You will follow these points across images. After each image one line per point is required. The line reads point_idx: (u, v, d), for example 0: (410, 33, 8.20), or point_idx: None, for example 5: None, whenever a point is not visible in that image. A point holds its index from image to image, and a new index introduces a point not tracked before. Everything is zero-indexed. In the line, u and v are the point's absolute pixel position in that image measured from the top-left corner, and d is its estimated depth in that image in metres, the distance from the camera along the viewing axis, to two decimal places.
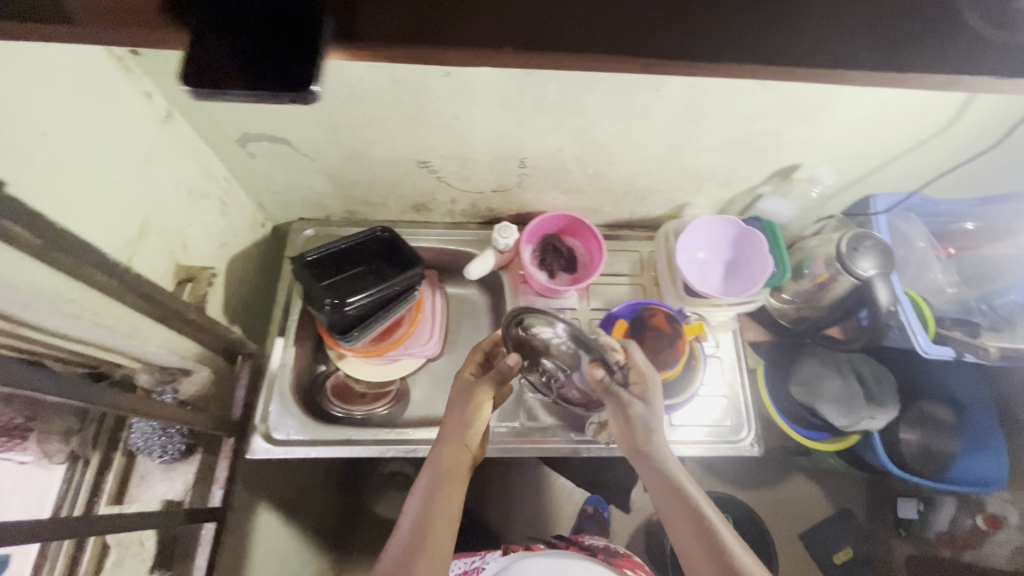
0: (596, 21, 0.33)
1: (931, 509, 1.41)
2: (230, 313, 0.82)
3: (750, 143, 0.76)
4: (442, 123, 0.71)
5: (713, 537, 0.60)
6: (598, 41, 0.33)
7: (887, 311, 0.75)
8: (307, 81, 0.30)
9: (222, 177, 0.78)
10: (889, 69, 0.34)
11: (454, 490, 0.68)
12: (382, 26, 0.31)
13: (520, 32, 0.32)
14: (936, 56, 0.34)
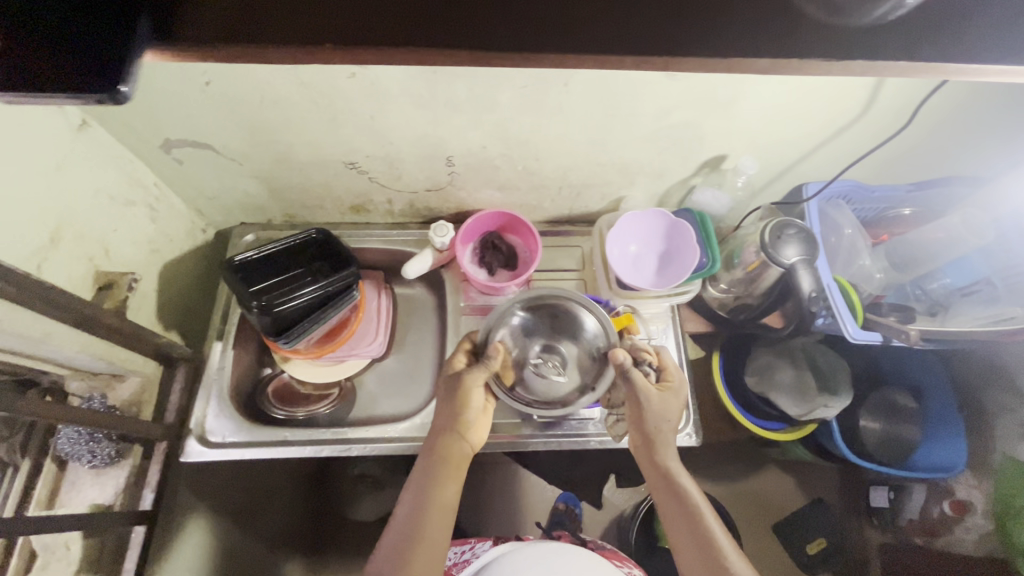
0: (414, 16, 0.33)
1: (901, 496, 1.34)
2: (166, 319, 0.83)
3: (671, 136, 0.77)
4: (359, 124, 0.72)
5: (708, 542, 0.64)
6: (427, 34, 0.33)
7: (810, 298, 0.76)
8: (120, 81, 0.30)
9: (152, 184, 0.79)
10: (711, 56, 0.35)
11: (448, 480, 0.69)
12: (199, 30, 0.32)
13: (339, 28, 0.33)
14: (753, 44, 0.35)
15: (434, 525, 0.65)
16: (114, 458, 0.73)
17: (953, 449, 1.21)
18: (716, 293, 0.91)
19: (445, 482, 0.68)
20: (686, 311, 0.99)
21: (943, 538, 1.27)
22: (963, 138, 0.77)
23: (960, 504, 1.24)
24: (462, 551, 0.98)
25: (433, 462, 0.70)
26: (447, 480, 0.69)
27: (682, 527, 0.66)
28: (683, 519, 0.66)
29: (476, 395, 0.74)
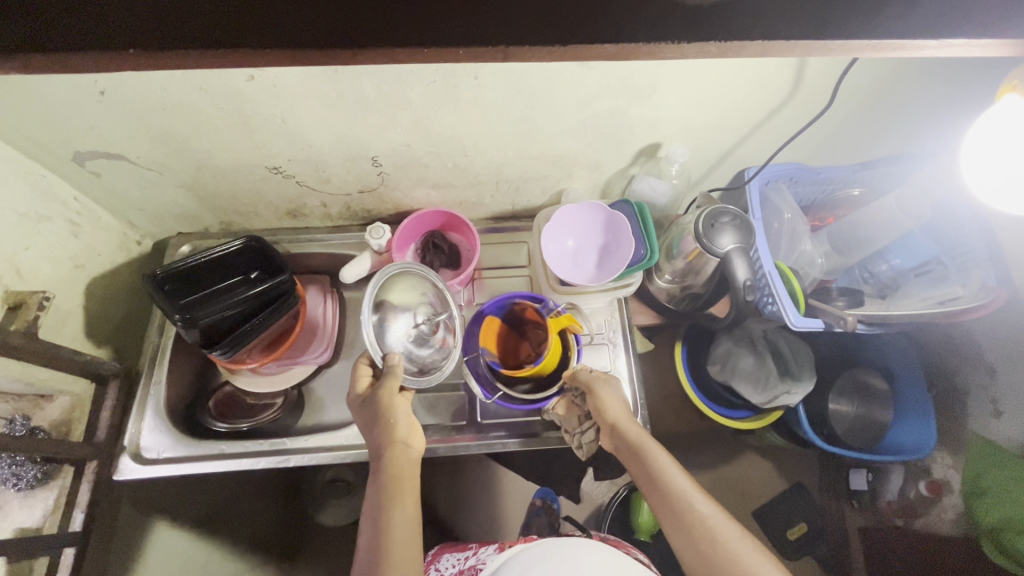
0: (271, 17, 0.35)
1: (880, 479, 1.31)
2: (95, 334, 0.82)
3: (598, 125, 0.75)
4: (273, 128, 0.70)
5: (676, 496, 0.63)
6: (276, 33, 0.36)
7: (746, 286, 0.74)
8: None
9: (71, 198, 0.77)
10: (564, 47, 0.37)
11: (406, 489, 0.64)
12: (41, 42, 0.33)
13: (204, 30, 0.36)
14: (602, 31, 0.36)
15: (399, 542, 0.59)
16: (41, 479, 0.71)
17: (919, 429, 1.17)
18: (662, 284, 0.89)
19: (396, 500, 0.62)
20: (635, 304, 0.97)
21: (922, 520, 1.23)
22: (900, 117, 0.74)
23: (936, 485, 1.20)
24: (468, 557, 0.95)
25: (381, 483, 0.64)
26: (403, 496, 0.63)
27: (650, 487, 0.65)
28: (649, 480, 0.65)
29: (402, 410, 0.69)
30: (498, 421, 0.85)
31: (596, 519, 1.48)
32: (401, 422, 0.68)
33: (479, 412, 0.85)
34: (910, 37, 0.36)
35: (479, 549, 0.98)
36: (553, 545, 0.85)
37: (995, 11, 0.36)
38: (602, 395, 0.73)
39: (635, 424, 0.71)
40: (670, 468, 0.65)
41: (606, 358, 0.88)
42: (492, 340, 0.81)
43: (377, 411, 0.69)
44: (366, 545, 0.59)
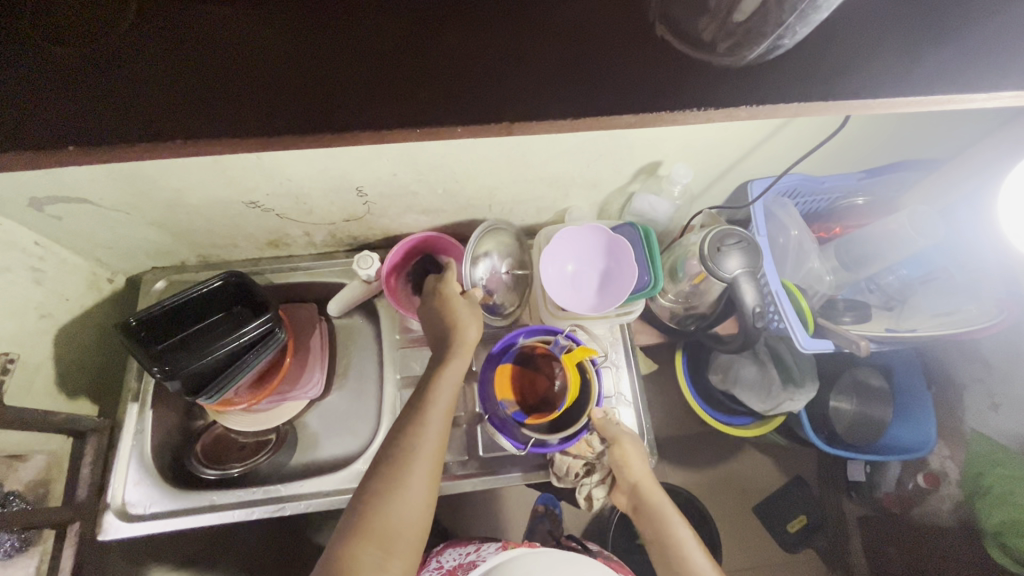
0: (297, 111, 0.36)
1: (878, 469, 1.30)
2: (68, 386, 0.77)
3: (596, 147, 0.71)
4: (248, 165, 0.65)
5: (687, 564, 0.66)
6: (294, 123, 0.36)
7: (754, 311, 0.71)
8: None
9: (33, 244, 0.71)
10: (582, 116, 0.36)
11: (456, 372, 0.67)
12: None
13: (232, 118, 0.36)
14: (616, 103, 0.37)
15: (439, 410, 0.63)
16: (19, 547, 0.66)
17: (919, 428, 1.16)
18: (665, 303, 0.86)
19: (440, 392, 0.65)
20: (637, 322, 0.94)
21: (919, 510, 1.23)
22: (909, 120, 0.72)
23: (934, 476, 1.20)
24: (467, 553, 0.93)
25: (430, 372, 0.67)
26: (446, 389, 0.65)
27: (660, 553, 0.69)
28: (662, 547, 0.69)
29: (471, 317, 0.72)
30: (501, 455, 0.82)
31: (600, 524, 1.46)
32: (467, 331, 0.70)
33: (481, 445, 0.82)
34: (960, 90, 0.37)
35: (480, 546, 0.95)
36: (554, 557, 0.80)
37: (1001, 78, 0.37)
38: (627, 454, 0.74)
39: (656, 488, 0.74)
40: (684, 535, 0.69)
41: (611, 381, 0.85)
42: (506, 389, 0.77)
43: (455, 311, 0.72)
44: (400, 426, 0.63)
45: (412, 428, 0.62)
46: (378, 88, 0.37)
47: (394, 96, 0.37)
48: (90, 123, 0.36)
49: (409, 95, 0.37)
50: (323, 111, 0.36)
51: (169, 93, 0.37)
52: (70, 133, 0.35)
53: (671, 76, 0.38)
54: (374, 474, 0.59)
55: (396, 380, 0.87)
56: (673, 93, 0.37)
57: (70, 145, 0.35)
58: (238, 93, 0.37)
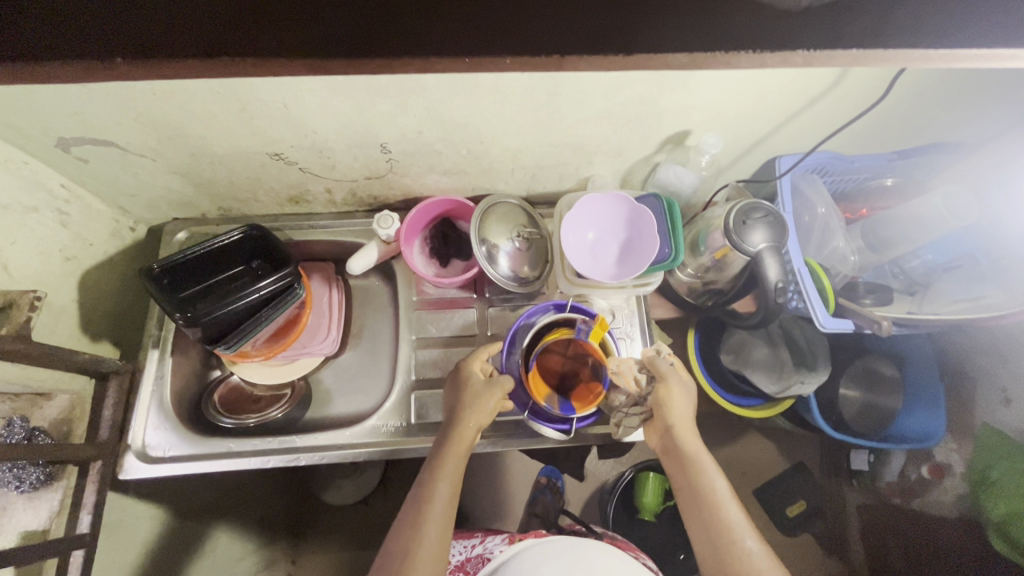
0: (348, 38, 0.36)
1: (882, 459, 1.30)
2: (92, 329, 0.78)
3: (625, 112, 0.70)
4: (273, 113, 0.64)
5: (715, 514, 0.64)
6: (343, 49, 0.36)
7: (777, 288, 0.70)
8: None
9: (58, 186, 0.72)
10: (633, 55, 0.36)
11: (460, 466, 0.68)
12: None
13: (278, 41, 0.36)
14: (666, 43, 0.36)
15: (440, 507, 0.64)
16: (44, 481, 0.68)
17: (931, 418, 1.15)
18: (684, 277, 0.86)
19: (443, 481, 0.66)
20: (653, 296, 0.93)
21: (920, 500, 1.23)
22: (951, 101, 0.70)
23: (938, 468, 1.18)
24: (473, 546, 0.96)
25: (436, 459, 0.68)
26: (447, 477, 0.66)
27: (689, 504, 0.66)
28: (691, 496, 0.66)
29: (486, 403, 0.70)
30: (511, 419, 0.83)
31: (600, 497, 1.48)
32: (478, 415, 0.70)
33: None
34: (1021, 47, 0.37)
35: (485, 538, 0.98)
36: (559, 545, 0.82)
37: None
38: (672, 393, 0.70)
39: (692, 434, 0.69)
40: (718, 488, 0.65)
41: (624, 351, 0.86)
42: (543, 387, 0.74)
43: (469, 392, 0.72)
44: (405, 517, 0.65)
45: (414, 526, 0.63)
46: (427, 16, 0.36)
47: (444, 27, 0.36)
48: (133, 40, 0.36)
49: (460, 26, 0.37)
50: (375, 38, 0.36)
51: (210, 14, 0.36)
52: (112, 51, 0.35)
53: (724, 17, 0.37)
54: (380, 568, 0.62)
55: (410, 341, 0.87)
56: (719, 38, 0.37)
57: (117, 60, 0.35)
58: (283, 15, 0.36)
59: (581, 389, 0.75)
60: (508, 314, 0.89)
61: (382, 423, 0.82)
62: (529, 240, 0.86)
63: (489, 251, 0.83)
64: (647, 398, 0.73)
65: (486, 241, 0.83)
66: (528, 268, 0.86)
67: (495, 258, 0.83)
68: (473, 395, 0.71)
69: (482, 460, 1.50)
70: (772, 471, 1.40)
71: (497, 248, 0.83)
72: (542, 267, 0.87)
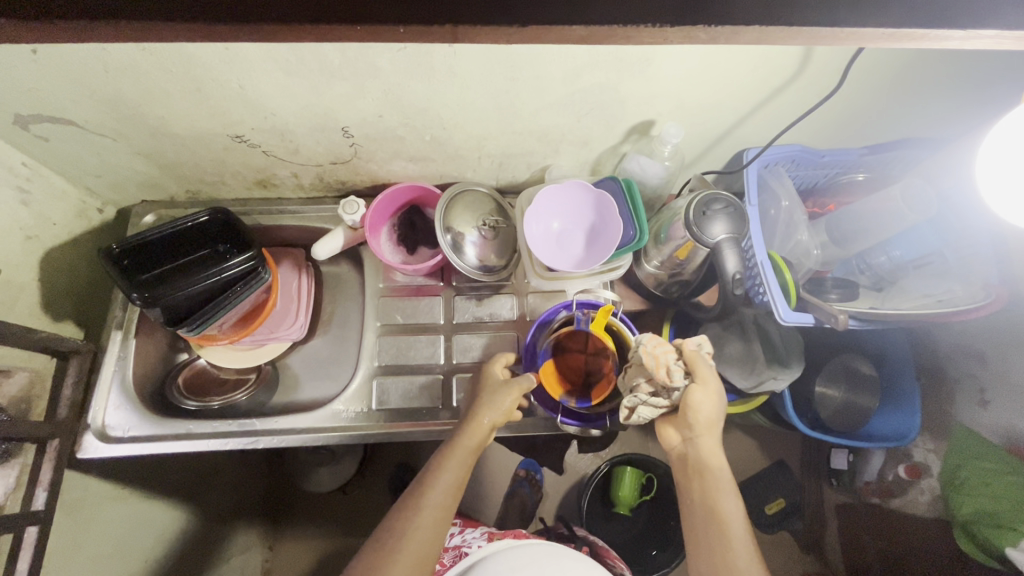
0: None
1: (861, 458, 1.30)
2: (55, 308, 0.78)
3: (587, 100, 0.69)
4: (230, 94, 0.64)
5: (722, 538, 0.63)
6: None
7: (735, 280, 0.69)
8: None
9: (19, 164, 0.72)
10: None
11: (466, 461, 0.68)
12: None
13: None
14: None
15: (439, 496, 0.64)
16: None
17: (906, 418, 1.15)
18: (648, 270, 0.85)
19: (447, 470, 0.66)
20: (622, 288, 0.93)
21: (897, 500, 1.21)
22: (915, 94, 0.70)
23: (916, 469, 1.17)
24: (450, 537, 0.97)
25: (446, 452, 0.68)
26: (453, 469, 0.66)
27: (699, 523, 0.65)
28: (703, 515, 0.65)
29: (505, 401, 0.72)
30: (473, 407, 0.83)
31: (578, 491, 1.48)
32: (493, 413, 0.71)
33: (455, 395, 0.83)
34: (936, 28, 0.39)
35: (464, 530, 1.00)
36: (535, 551, 0.80)
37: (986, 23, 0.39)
38: (705, 401, 0.66)
39: (716, 448, 0.68)
40: (726, 508, 0.64)
41: None
42: (560, 386, 0.77)
43: (490, 390, 0.73)
44: (406, 503, 0.65)
45: (410, 513, 0.63)
46: None
47: None
48: None
49: None
50: None
51: None
52: None
53: None
54: (368, 551, 0.61)
55: (376, 327, 0.87)
56: None
57: None
58: None
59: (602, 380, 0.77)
60: (472, 303, 0.88)
61: (343, 409, 0.82)
62: (495, 229, 0.86)
63: (454, 239, 0.82)
64: (673, 392, 0.68)
65: (451, 230, 0.82)
66: (494, 258, 0.85)
67: (460, 247, 0.83)
68: (491, 394, 0.72)
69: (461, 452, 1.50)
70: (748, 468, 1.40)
71: (462, 236, 0.83)
72: (507, 258, 0.87)
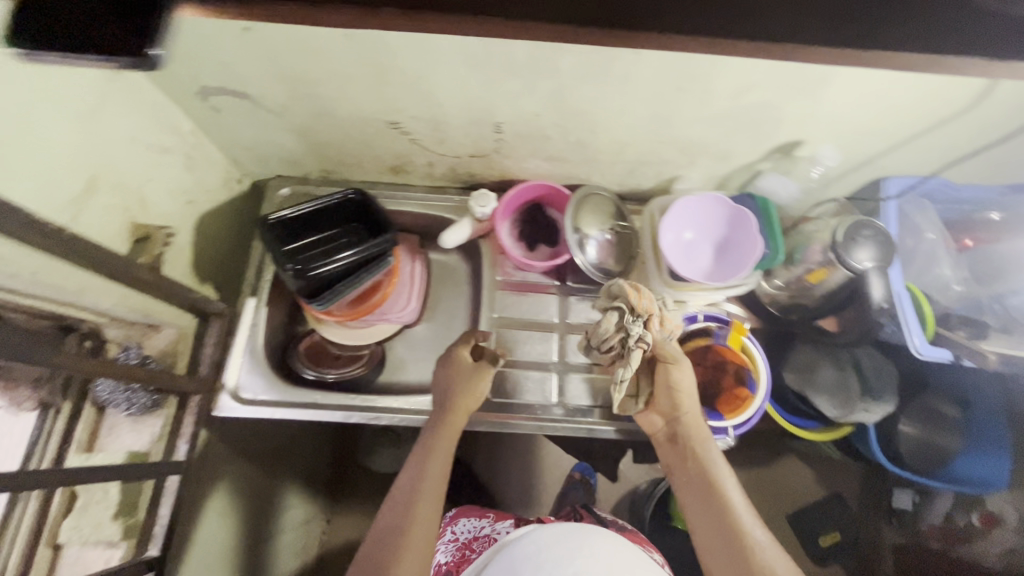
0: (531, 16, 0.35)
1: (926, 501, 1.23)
2: (201, 271, 0.83)
3: (745, 116, 0.70)
4: (406, 82, 0.66)
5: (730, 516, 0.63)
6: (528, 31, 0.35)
7: (879, 308, 0.69)
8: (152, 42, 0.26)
9: (188, 131, 0.76)
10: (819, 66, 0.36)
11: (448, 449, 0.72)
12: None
13: None
14: None
15: (431, 487, 0.68)
16: (149, 407, 0.76)
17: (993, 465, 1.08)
18: (769, 289, 0.86)
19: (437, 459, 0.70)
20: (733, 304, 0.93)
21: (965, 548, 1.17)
22: None
23: (990, 517, 1.13)
24: (486, 526, 0.92)
25: (433, 427, 0.74)
26: (440, 457, 0.70)
27: (703, 506, 0.65)
28: (705, 498, 0.65)
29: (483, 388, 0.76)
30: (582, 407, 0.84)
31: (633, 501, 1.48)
32: (467, 399, 0.75)
33: (568, 394, 0.85)
34: None
35: (496, 523, 0.93)
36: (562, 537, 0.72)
37: None
38: (683, 374, 0.71)
39: (700, 425, 0.71)
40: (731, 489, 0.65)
41: None
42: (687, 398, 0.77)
43: (461, 374, 0.77)
44: (405, 480, 0.69)
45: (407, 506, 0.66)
46: None
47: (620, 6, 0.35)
48: None
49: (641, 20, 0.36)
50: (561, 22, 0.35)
51: None
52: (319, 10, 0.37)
53: None
54: (372, 545, 0.63)
55: (490, 319, 0.89)
56: None
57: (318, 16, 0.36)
58: None
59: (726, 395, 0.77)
60: (586, 305, 0.90)
61: None
62: (618, 234, 0.87)
63: (580, 239, 0.84)
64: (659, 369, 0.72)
65: (577, 229, 0.84)
66: (615, 261, 0.86)
67: (584, 246, 0.84)
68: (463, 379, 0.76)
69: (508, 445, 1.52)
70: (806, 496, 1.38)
71: (588, 237, 0.84)
72: (627, 263, 0.87)
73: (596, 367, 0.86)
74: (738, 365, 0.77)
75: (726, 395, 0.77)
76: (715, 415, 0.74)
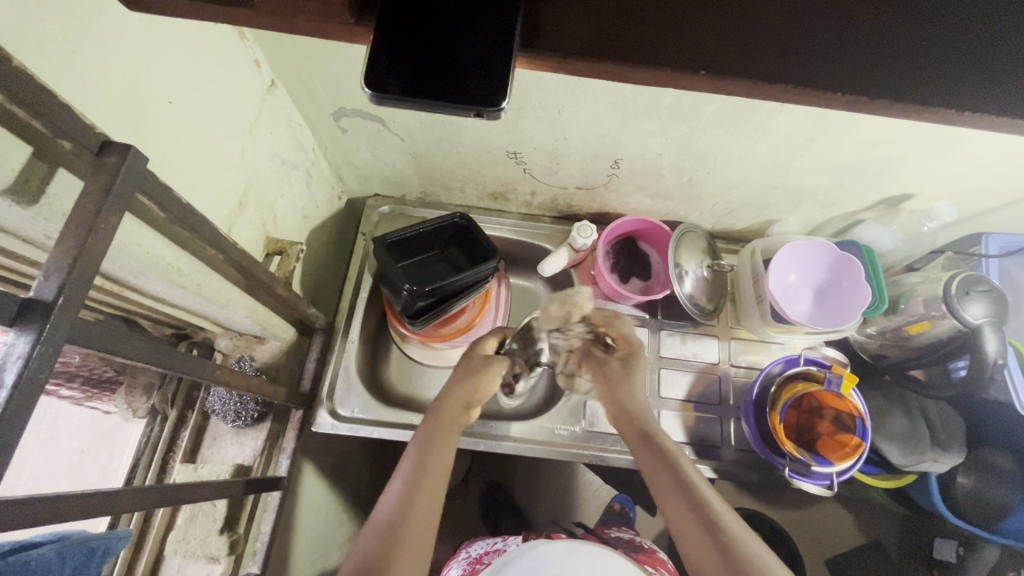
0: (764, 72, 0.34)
1: None
2: (304, 285, 0.83)
3: (866, 168, 0.71)
4: (543, 116, 0.68)
5: (694, 503, 0.56)
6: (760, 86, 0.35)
7: (993, 363, 0.70)
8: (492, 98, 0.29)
9: (312, 149, 0.78)
10: None
11: (450, 446, 0.63)
12: (569, 34, 0.27)
13: None
14: None
15: (434, 482, 0.58)
16: (254, 420, 0.76)
17: None
18: (860, 336, 0.90)
19: (446, 448, 0.63)
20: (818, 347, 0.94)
21: None
22: None
23: None
24: (495, 543, 0.82)
25: (436, 427, 0.65)
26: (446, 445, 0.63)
27: (669, 491, 0.59)
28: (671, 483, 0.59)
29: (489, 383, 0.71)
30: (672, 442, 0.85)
31: None
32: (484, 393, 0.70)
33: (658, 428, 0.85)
34: None
35: (508, 540, 0.83)
36: (569, 546, 0.63)
37: None
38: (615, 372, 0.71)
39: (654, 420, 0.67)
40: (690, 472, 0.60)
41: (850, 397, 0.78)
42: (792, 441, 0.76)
43: (477, 366, 0.72)
44: (414, 466, 0.59)
45: (406, 502, 0.56)
46: None
47: None
48: None
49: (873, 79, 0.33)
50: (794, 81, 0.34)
51: None
52: None
53: None
54: (366, 544, 0.52)
55: None
56: None
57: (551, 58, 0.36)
58: None
59: (827, 441, 0.76)
60: (677, 340, 0.90)
61: (555, 427, 0.85)
62: (711, 271, 0.88)
63: (679, 273, 0.85)
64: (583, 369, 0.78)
65: (677, 264, 0.85)
66: (708, 297, 0.87)
67: (682, 280, 0.85)
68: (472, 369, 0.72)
69: (527, 470, 1.26)
70: (848, 544, 1.19)
71: (684, 273, 0.85)
72: (718, 302, 0.88)
73: (687, 404, 0.87)
74: (840, 411, 0.77)
75: (828, 441, 0.76)
76: (821, 461, 0.73)
